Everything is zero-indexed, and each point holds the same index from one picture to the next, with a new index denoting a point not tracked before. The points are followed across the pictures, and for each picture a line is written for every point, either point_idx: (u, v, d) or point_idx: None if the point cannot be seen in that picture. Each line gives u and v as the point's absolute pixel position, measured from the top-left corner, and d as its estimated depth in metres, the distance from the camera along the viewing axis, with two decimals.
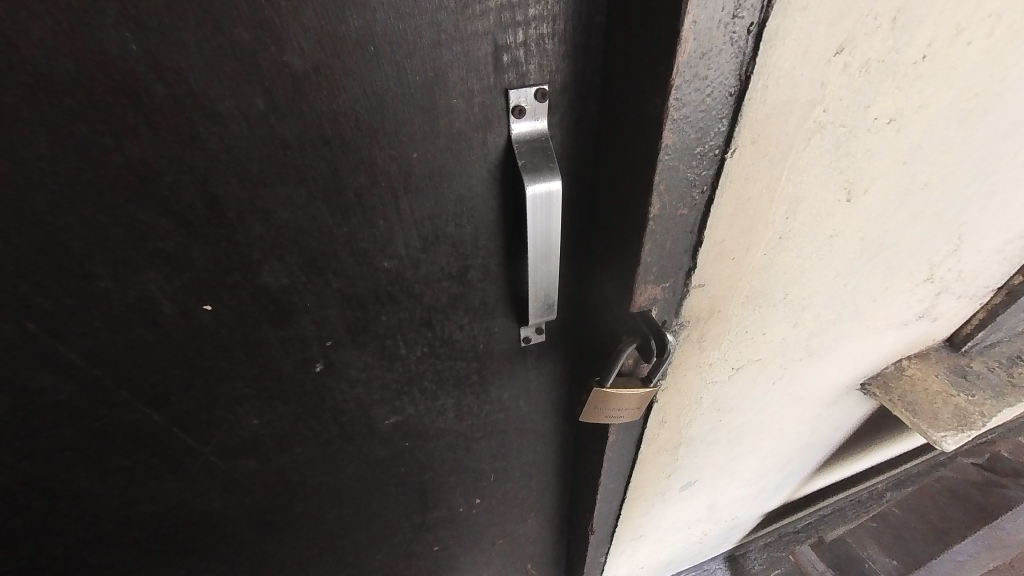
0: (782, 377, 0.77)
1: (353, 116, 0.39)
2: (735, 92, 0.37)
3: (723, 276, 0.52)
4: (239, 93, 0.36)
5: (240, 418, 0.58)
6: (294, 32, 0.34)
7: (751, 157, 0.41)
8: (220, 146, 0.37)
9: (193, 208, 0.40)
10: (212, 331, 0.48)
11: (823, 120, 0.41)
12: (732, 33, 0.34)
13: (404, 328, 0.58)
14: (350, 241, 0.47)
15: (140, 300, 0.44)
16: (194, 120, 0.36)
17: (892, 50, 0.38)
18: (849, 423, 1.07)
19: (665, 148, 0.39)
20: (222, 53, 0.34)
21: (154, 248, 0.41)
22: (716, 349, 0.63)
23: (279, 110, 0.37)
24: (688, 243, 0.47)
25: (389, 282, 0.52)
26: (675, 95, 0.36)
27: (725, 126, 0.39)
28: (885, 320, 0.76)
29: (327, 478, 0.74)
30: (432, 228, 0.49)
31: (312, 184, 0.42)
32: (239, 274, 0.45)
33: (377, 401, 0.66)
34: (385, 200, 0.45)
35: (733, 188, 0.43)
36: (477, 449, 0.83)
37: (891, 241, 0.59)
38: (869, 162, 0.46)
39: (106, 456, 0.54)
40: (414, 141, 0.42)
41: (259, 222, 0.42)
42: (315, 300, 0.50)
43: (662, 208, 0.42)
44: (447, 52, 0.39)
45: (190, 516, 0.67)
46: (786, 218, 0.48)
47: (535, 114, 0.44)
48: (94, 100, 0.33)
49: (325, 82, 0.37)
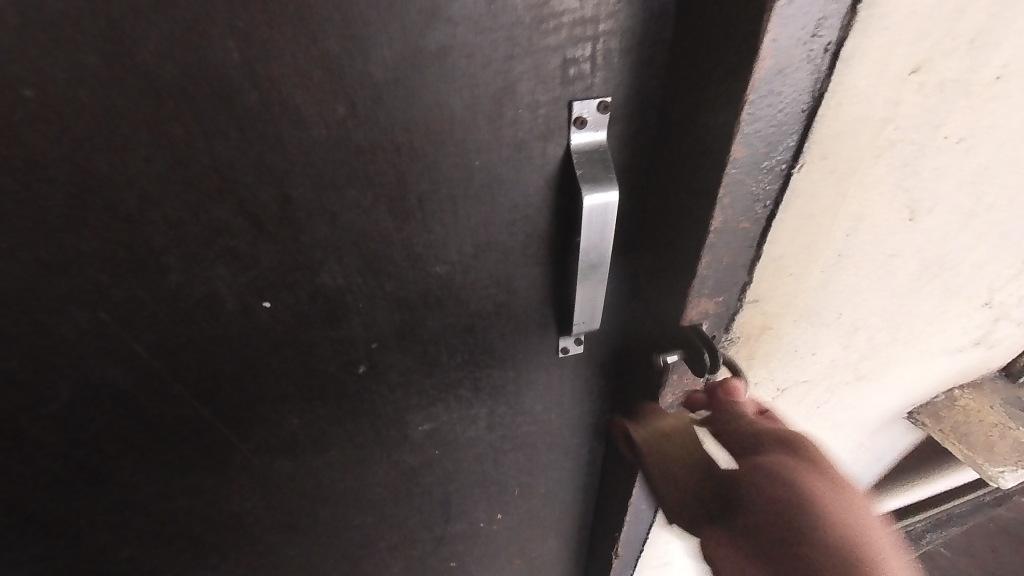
0: (828, 400, 0.75)
1: (425, 125, 0.40)
2: (807, 108, 0.37)
3: (779, 293, 0.51)
4: (323, 99, 0.37)
5: (282, 417, 0.59)
6: (381, 43, 0.36)
7: (818, 173, 0.41)
8: (299, 149, 0.39)
9: (266, 208, 0.41)
10: (267, 329, 0.49)
11: (895, 139, 0.40)
12: (810, 50, 0.34)
13: (448, 334, 0.58)
14: (406, 245, 0.48)
15: (206, 296, 0.45)
16: (278, 125, 0.37)
17: (968, 71, 0.38)
18: (890, 454, 1.03)
19: (733, 161, 0.38)
20: (312, 61, 0.35)
21: (224, 245, 0.42)
22: (763, 368, 0.61)
23: (357, 117, 0.38)
24: (747, 257, 0.46)
25: (438, 287, 0.53)
26: (748, 109, 0.36)
27: (795, 142, 0.39)
28: (939, 345, 0.73)
29: (355, 483, 0.73)
30: (485, 235, 0.50)
31: (378, 188, 0.43)
32: (299, 274, 0.46)
33: (413, 407, 0.66)
34: (444, 206, 0.46)
35: (798, 204, 0.43)
36: (504, 460, 0.83)
37: (951, 263, 0.57)
38: (935, 181, 0.46)
39: (153, 447, 0.55)
40: (478, 150, 0.43)
41: (325, 223, 0.43)
42: (367, 302, 0.51)
43: (724, 221, 0.42)
44: (519, 65, 0.40)
45: (221, 514, 0.67)
46: (847, 235, 0.47)
47: (597, 126, 0.45)
48: (190, 102, 0.35)
49: (402, 91, 0.38)
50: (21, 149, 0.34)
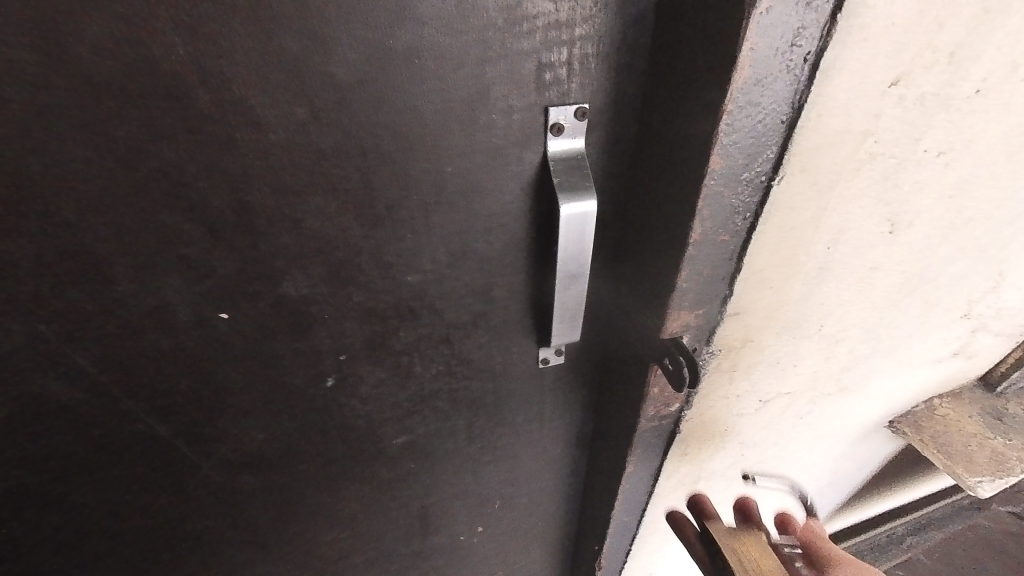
0: (810, 411, 0.74)
1: (392, 129, 0.38)
2: (786, 119, 0.36)
3: (761, 306, 0.50)
4: (281, 100, 0.35)
5: (246, 431, 0.56)
6: (342, 42, 0.34)
7: (799, 186, 0.39)
8: (255, 152, 0.36)
9: (222, 215, 0.38)
10: (227, 341, 0.47)
11: (875, 152, 0.39)
12: (789, 61, 0.33)
13: (422, 345, 0.56)
14: (376, 254, 0.45)
15: (158, 307, 0.42)
16: (232, 127, 0.35)
17: (949, 85, 0.37)
18: (871, 462, 1.03)
19: (712, 173, 0.37)
20: (268, 59, 0.33)
21: (176, 254, 0.39)
22: (745, 381, 0.60)
23: (318, 120, 0.36)
24: (727, 270, 0.45)
25: (411, 297, 0.50)
26: (727, 119, 0.34)
27: (774, 153, 0.37)
28: (919, 356, 0.73)
29: (328, 498, 0.71)
30: (460, 244, 0.48)
31: (344, 195, 0.41)
32: (260, 283, 0.43)
33: (388, 420, 0.63)
34: (416, 214, 0.44)
35: (778, 217, 0.42)
36: (484, 472, 0.81)
37: (930, 276, 0.57)
38: (914, 195, 0.45)
39: (105, 466, 0.52)
40: (450, 156, 0.42)
41: (288, 230, 0.41)
42: (335, 313, 0.49)
43: (703, 233, 0.41)
44: (491, 69, 0.38)
45: (183, 534, 0.64)
46: (828, 248, 0.46)
47: (574, 132, 0.43)
48: (134, 102, 0.33)
49: (365, 93, 0.36)
50: None
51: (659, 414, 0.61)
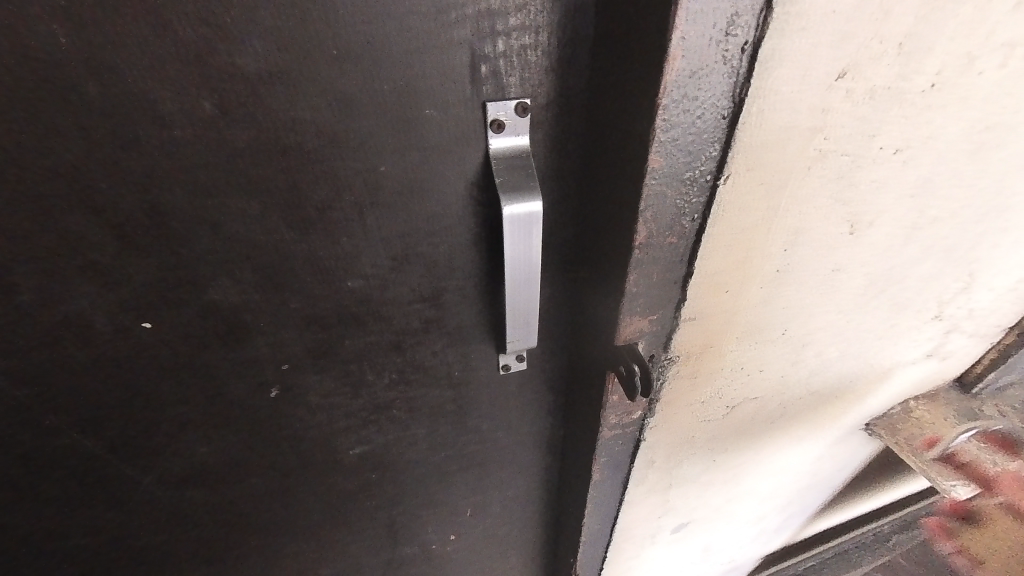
0: (782, 415, 0.73)
1: (314, 125, 0.36)
2: (728, 115, 0.33)
3: (719, 311, 0.48)
4: (185, 94, 0.32)
5: (187, 445, 0.53)
6: (248, 32, 0.31)
7: (747, 186, 0.37)
8: (163, 151, 0.34)
9: (132, 218, 0.36)
10: (154, 352, 0.44)
11: (825, 149, 0.37)
12: (725, 51, 0.31)
13: (372, 353, 0.54)
14: (310, 259, 0.43)
15: (72, 317, 0.39)
16: (133, 123, 0.32)
17: (899, 78, 0.35)
18: (851, 464, 1.02)
19: (652, 172, 0.35)
20: (166, 50, 0.31)
21: (85, 260, 0.37)
22: (709, 386, 0.58)
23: (230, 115, 0.34)
24: (678, 273, 0.43)
25: (355, 303, 0.48)
26: (662, 114, 0.32)
27: (718, 151, 0.35)
28: (891, 358, 0.72)
29: (286, 511, 0.68)
30: (403, 248, 0.46)
31: (267, 197, 0.38)
32: (185, 290, 0.41)
33: (342, 431, 0.61)
34: (351, 216, 0.42)
35: (728, 219, 0.40)
36: (452, 481, 0.78)
37: (897, 277, 0.55)
38: (873, 194, 0.43)
39: (32, 484, 0.49)
40: (383, 155, 0.39)
41: (208, 234, 0.38)
42: (272, 321, 0.46)
43: (649, 235, 0.39)
44: (419, 61, 0.36)
45: (127, 555, 0.60)
46: (784, 250, 0.44)
47: (516, 129, 0.41)
48: (17, 96, 0.30)
49: (280, 87, 0.34)
50: None
51: (622, 422, 0.59)
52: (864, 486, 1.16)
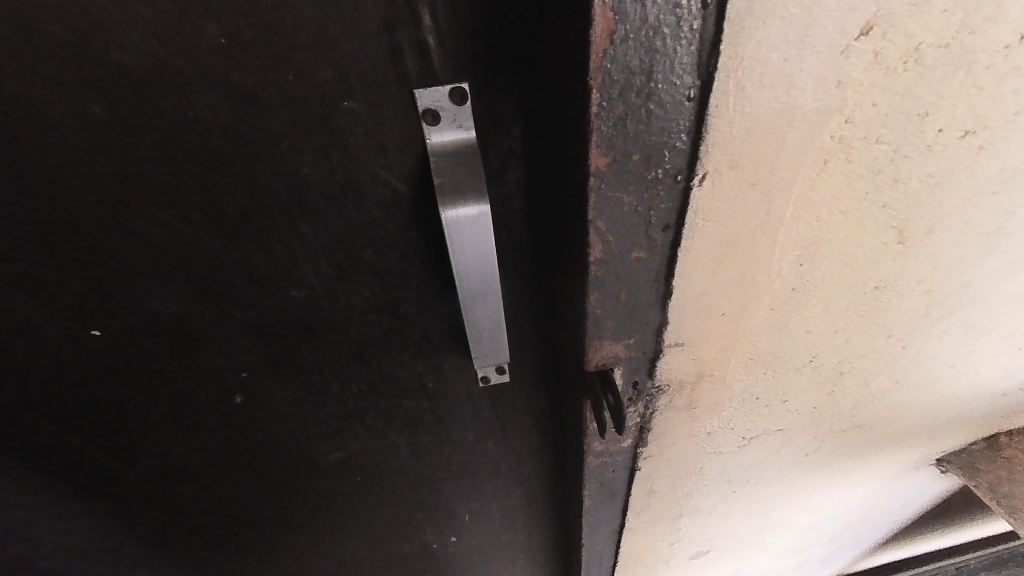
0: (817, 450, 0.61)
1: (219, 126, 0.33)
2: (694, 95, 0.25)
3: (714, 336, 0.39)
4: (73, 99, 0.30)
5: (164, 445, 0.54)
6: (121, 24, 0.28)
7: (733, 186, 0.29)
8: (66, 160, 0.32)
9: (53, 229, 0.35)
10: (108, 359, 0.44)
11: (846, 135, 0.27)
12: (680, 8, 0.22)
13: (333, 363, 0.51)
14: (246, 268, 0.40)
15: (19, 327, 0.40)
16: (28, 133, 0.31)
17: (961, 30, 0.24)
18: (918, 500, 0.86)
19: (596, 173, 0.27)
20: (39, 52, 0.28)
21: (19, 272, 0.37)
22: (713, 419, 0.49)
23: (127, 119, 0.31)
24: (653, 292, 0.35)
25: (304, 313, 0.45)
26: (599, 99, 0.25)
27: (685, 143, 0.27)
28: (970, 389, 0.57)
29: (276, 507, 0.69)
30: (346, 255, 0.42)
31: (186, 204, 0.36)
32: (124, 301, 0.40)
33: (316, 436, 0.59)
34: (281, 222, 0.38)
35: (711, 228, 0.31)
36: (444, 488, 0.76)
37: (973, 295, 0.42)
38: (931, 192, 0.32)
39: (25, 476, 0.52)
40: (304, 156, 0.35)
41: (134, 244, 0.37)
42: (219, 330, 0.44)
43: (606, 249, 0.31)
44: (325, 45, 0.31)
45: (128, 539, 0.64)
46: (799, 265, 0.34)
47: (457, 118, 0.35)
48: None
49: (172, 86, 0.30)
50: None
51: (609, 450, 0.52)
52: (935, 523, 0.98)
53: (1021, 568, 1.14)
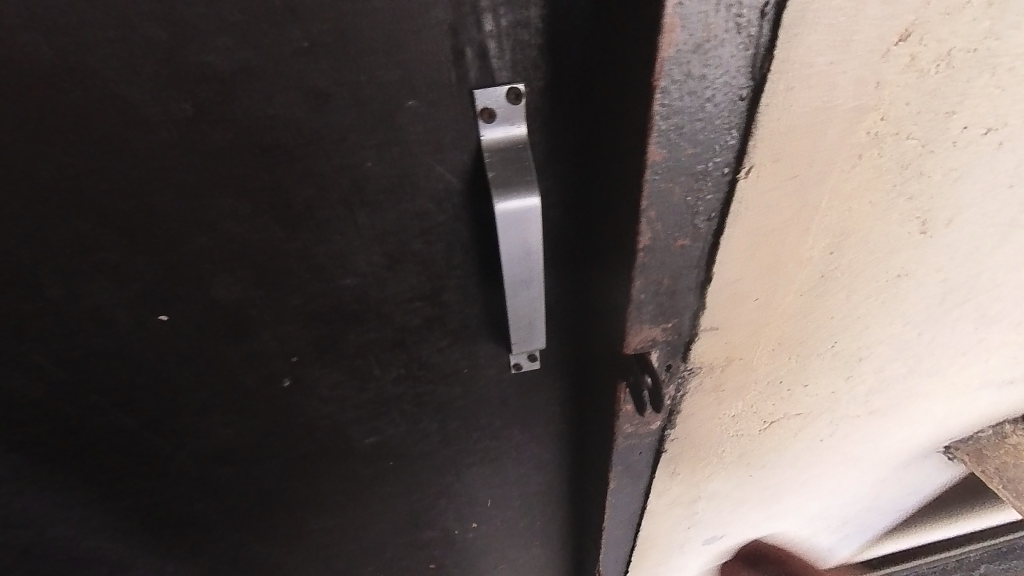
0: (833, 434, 0.63)
1: (293, 123, 0.35)
2: (746, 96, 0.28)
3: (746, 321, 0.41)
4: (166, 98, 0.32)
5: (212, 427, 0.57)
6: (217, 29, 0.30)
7: (775, 179, 0.31)
8: (154, 155, 0.35)
9: (134, 220, 0.37)
10: (171, 343, 0.47)
11: (879, 132, 0.30)
12: (739, 18, 0.25)
13: (376, 348, 0.53)
14: (305, 256, 0.43)
15: (93, 312, 0.42)
16: (123, 129, 0.33)
17: (987, 37, 0.27)
18: (925, 488, 0.90)
19: (652, 166, 0.30)
20: (142, 55, 0.31)
21: (99, 259, 0.39)
22: (738, 401, 0.52)
23: (211, 117, 0.34)
24: (694, 278, 0.37)
25: (354, 300, 0.48)
26: (661, 99, 0.27)
27: (735, 139, 0.29)
28: (979, 377, 0.60)
29: (308, 489, 0.72)
30: (397, 245, 0.44)
31: (257, 196, 0.38)
32: (191, 287, 0.43)
33: (353, 420, 0.62)
34: (340, 214, 0.41)
35: (752, 218, 0.33)
36: (469, 473, 0.78)
37: (987, 284, 0.45)
38: (953, 184, 0.35)
39: (83, 453, 0.55)
40: (368, 150, 0.38)
41: (205, 234, 0.39)
42: (273, 316, 0.47)
43: (654, 237, 0.34)
44: (396, 48, 0.33)
45: (171, 516, 0.67)
46: (828, 252, 0.37)
47: (509, 118, 0.38)
48: (20, 109, 0.31)
49: (254, 86, 0.33)
50: None
51: (638, 433, 0.54)
52: (940, 512, 1.02)
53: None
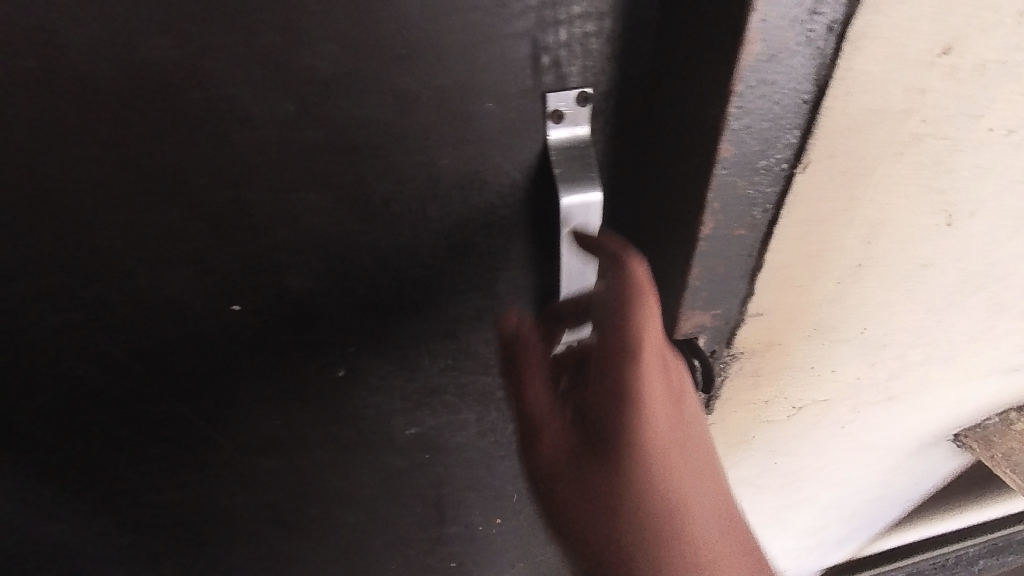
0: (853, 421, 0.67)
1: (382, 122, 0.38)
2: (809, 100, 0.31)
3: (788, 307, 0.45)
4: (272, 98, 0.35)
5: (263, 416, 0.59)
6: (327, 36, 0.33)
7: (827, 174, 0.35)
8: (252, 150, 0.37)
9: (224, 211, 0.40)
10: (238, 332, 0.48)
11: (920, 132, 0.34)
12: (810, 31, 0.29)
13: (427, 338, 0.56)
14: (375, 248, 0.45)
15: (172, 300, 0.44)
16: (228, 126, 0.36)
17: (1015, 51, 0.31)
18: (931, 478, 0.94)
19: (722, 161, 0.33)
20: (256, 58, 0.33)
21: (185, 249, 0.41)
22: (772, 386, 0.55)
23: (309, 116, 0.36)
24: (745, 267, 0.41)
25: (414, 290, 0.50)
26: (736, 102, 0.31)
27: (795, 138, 0.33)
28: (987, 365, 0.64)
29: (344, 483, 0.73)
30: (460, 237, 0.47)
31: (340, 189, 0.41)
32: (266, 277, 0.45)
33: (397, 411, 0.64)
34: (412, 207, 0.43)
35: (803, 209, 0.37)
36: (499, 466, 0.80)
37: (999, 274, 0.49)
38: (976, 180, 0.39)
39: (139, 441, 0.56)
40: (445, 148, 0.40)
41: (287, 226, 0.42)
42: (337, 306, 0.49)
43: (715, 227, 0.37)
44: (481, 54, 0.36)
45: (211, 507, 0.68)
46: (866, 242, 0.40)
47: (576, 120, 0.41)
48: (137, 105, 0.34)
49: (353, 87, 0.36)
50: None
51: None
52: (943, 503, 1.06)
53: (1020, 551, 1.22)
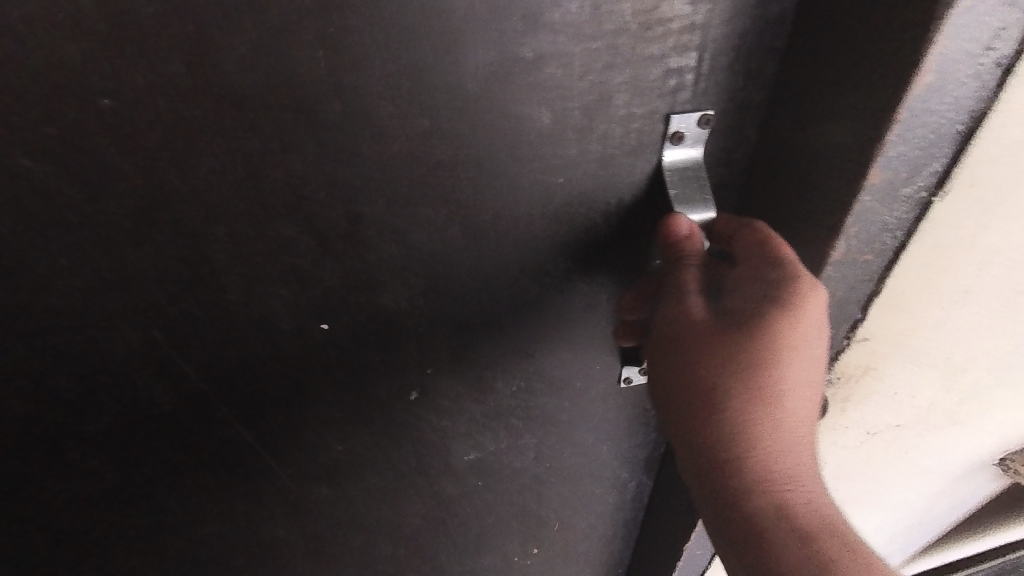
0: (917, 446, 0.67)
1: (509, 140, 0.37)
2: (961, 130, 0.34)
3: (894, 330, 0.46)
4: (407, 112, 0.34)
5: (325, 441, 0.55)
6: (474, 52, 0.33)
7: (962, 201, 0.37)
8: (377, 164, 0.36)
9: (335, 225, 0.38)
10: (321, 351, 0.46)
11: None
12: (979, 66, 0.31)
13: (505, 359, 0.54)
14: (476, 265, 0.44)
15: (262, 317, 0.42)
16: (358, 139, 0.34)
17: None
18: (968, 502, 0.94)
19: (869, 188, 0.35)
20: (401, 72, 0.32)
21: (287, 264, 0.39)
22: (855, 410, 0.55)
23: (440, 131, 0.35)
24: (865, 289, 0.42)
25: (502, 309, 0.48)
26: (897, 130, 0.32)
27: (942, 166, 0.35)
28: None
29: (389, 513, 0.68)
30: (559, 257, 0.45)
31: (453, 205, 0.39)
32: (362, 294, 0.43)
33: (460, 434, 0.61)
34: (520, 225, 0.42)
35: (933, 234, 0.39)
36: (549, 493, 0.74)
37: None
38: None
39: (191, 466, 0.52)
40: (563, 166, 0.40)
41: (394, 241, 0.40)
42: (425, 324, 0.47)
43: (847, 251, 0.38)
44: (617, 75, 0.36)
45: (249, 540, 0.63)
46: (978, 269, 0.41)
47: (693, 141, 0.40)
48: (269, 114, 0.32)
49: (489, 104, 0.35)
50: (98, 166, 0.32)
51: None
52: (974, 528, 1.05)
53: None
